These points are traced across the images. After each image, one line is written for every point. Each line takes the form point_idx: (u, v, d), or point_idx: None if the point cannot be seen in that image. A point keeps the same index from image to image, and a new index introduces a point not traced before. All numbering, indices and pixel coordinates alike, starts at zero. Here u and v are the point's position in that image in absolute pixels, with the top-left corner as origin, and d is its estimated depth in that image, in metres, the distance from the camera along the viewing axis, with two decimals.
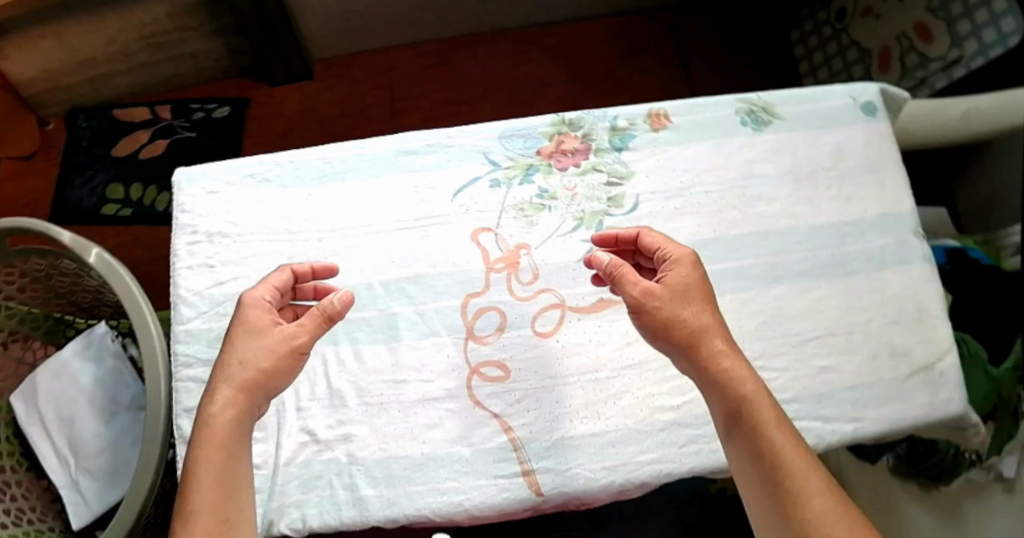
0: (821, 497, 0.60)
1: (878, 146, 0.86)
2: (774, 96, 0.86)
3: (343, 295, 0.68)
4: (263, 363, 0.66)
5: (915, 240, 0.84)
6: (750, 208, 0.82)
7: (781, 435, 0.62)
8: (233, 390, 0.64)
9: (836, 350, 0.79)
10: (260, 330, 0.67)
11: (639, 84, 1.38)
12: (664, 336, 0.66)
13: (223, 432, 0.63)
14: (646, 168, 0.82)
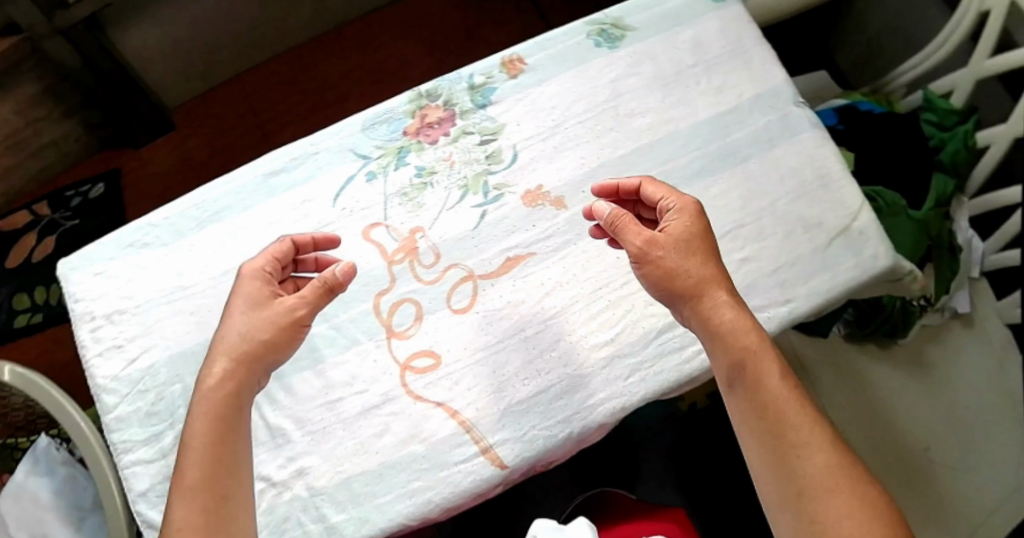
0: (824, 451, 0.61)
1: (735, 28, 0.85)
2: (620, 10, 0.85)
3: (343, 265, 0.68)
4: (263, 335, 0.67)
5: (796, 108, 0.83)
6: (627, 125, 0.81)
7: (786, 385, 0.64)
8: (229, 364, 0.66)
9: (750, 238, 0.79)
10: (260, 303, 0.68)
11: (504, 33, 1.35)
12: (672, 283, 0.68)
13: (219, 404, 0.64)
14: (515, 116, 0.81)
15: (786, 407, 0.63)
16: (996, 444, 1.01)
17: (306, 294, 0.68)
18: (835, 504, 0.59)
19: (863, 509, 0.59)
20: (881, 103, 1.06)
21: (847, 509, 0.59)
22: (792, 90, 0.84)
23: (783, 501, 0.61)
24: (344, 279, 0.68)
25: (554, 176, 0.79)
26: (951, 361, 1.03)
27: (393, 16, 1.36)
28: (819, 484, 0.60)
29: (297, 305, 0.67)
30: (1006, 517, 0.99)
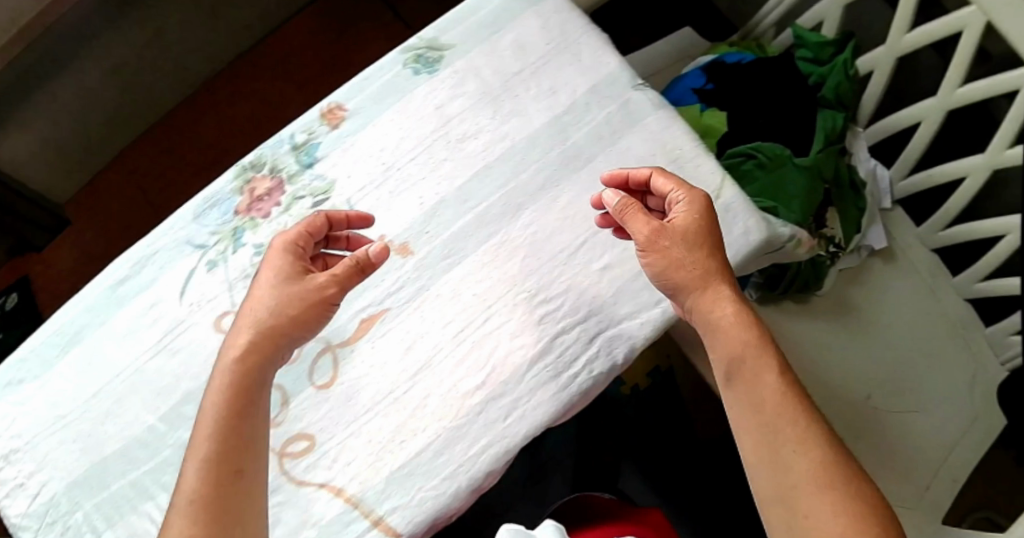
0: (814, 451, 0.61)
1: (557, 21, 0.80)
2: (434, 29, 0.80)
3: (377, 246, 0.66)
4: (291, 312, 0.66)
5: (636, 91, 0.78)
6: (459, 151, 0.77)
7: (782, 382, 0.63)
8: (251, 337, 0.65)
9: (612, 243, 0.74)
10: (291, 278, 0.67)
11: (373, 51, 1.33)
12: (681, 270, 0.67)
13: (242, 377, 0.64)
14: (345, 167, 0.77)
15: (780, 405, 0.63)
16: (944, 377, 0.97)
17: (339, 272, 0.67)
18: (823, 506, 0.59)
19: (854, 505, 0.59)
20: (751, 51, 1.00)
21: (835, 509, 0.59)
22: (629, 73, 0.79)
23: (775, 498, 0.61)
24: (377, 260, 0.66)
25: (395, 222, 0.75)
26: (878, 300, 0.99)
27: (266, 58, 1.33)
28: (809, 485, 0.60)
29: (328, 283, 0.66)
30: (968, 450, 0.95)
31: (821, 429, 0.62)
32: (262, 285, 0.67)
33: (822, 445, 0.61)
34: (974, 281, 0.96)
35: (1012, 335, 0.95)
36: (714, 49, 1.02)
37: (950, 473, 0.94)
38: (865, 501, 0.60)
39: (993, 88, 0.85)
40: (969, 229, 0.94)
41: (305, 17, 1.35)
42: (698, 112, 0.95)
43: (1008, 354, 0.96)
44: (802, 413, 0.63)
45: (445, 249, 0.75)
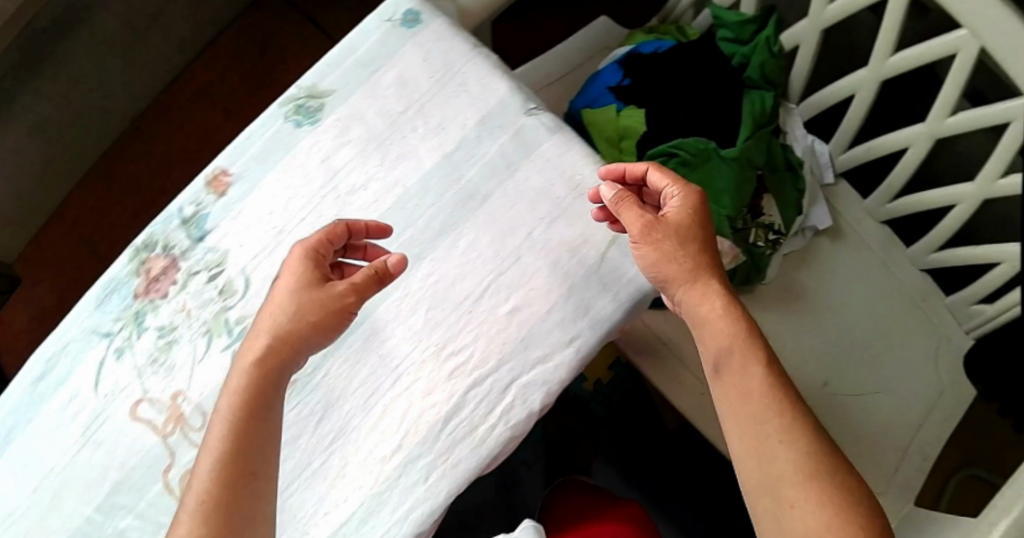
0: (794, 451, 0.60)
1: (439, 49, 0.75)
2: (312, 75, 0.75)
3: (395, 258, 0.66)
4: (311, 318, 0.65)
5: (530, 117, 0.73)
6: (351, 203, 0.73)
7: (769, 376, 0.62)
8: (266, 344, 0.66)
9: (517, 284, 0.71)
10: (309, 284, 0.67)
11: (295, 65, 1.29)
12: (672, 262, 0.66)
13: (259, 381, 0.65)
14: (236, 236, 0.74)
15: (767, 403, 0.62)
16: (904, 353, 0.93)
17: (358, 280, 0.66)
18: (799, 506, 0.58)
19: (834, 504, 0.58)
20: (669, 37, 0.95)
21: (813, 507, 0.58)
22: (520, 98, 0.74)
23: (764, 491, 0.60)
24: (395, 269, 0.66)
25: None
26: (828, 283, 0.95)
27: (194, 86, 1.30)
28: (787, 486, 0.59)
29: (347, 292, 0.66)
30: (937, 427, 0.91)
31: (807, 426, 0.61)
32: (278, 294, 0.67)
33: (805, 443, 0.60)
34: (929, 252, 0.90)
35: (974, 304, 0.90)
36: (630, 38, 0.96)
37: (918, 452, 0.90)
38: (848, 498, 0.58)
39: (923, 56, 0.80)
40: (915, 200, 0.88)
41: (228, 40, 1.31)
42: (615, 113, 0.89)
43: (971, 323, 0.91)
44: (787, 411, 0.61)
45: None
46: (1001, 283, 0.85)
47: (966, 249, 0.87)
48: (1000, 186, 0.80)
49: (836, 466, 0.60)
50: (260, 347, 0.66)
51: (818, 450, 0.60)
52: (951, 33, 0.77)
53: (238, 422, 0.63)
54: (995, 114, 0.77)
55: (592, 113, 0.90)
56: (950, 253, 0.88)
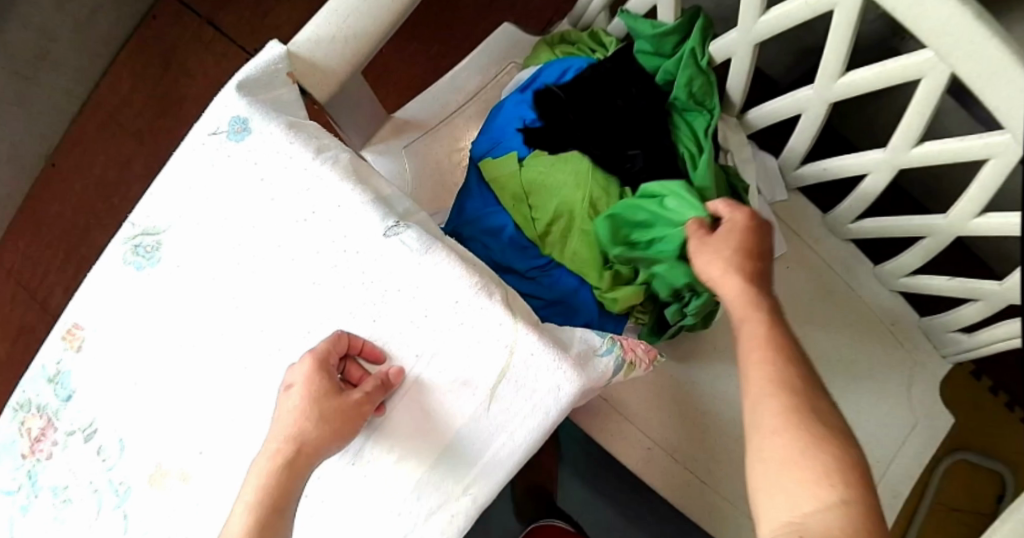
0: (779, 391, 0.58)
1: (277, 162, 0.64)
2: (147, 205, 0.66)
3: (396, 367, 0.62)
4: (328, 426, 0.60)
5: (391, 238, 0.63)
6: (212, 353, 0.66)
7: (770, 332, 0.61)
8: (282, 459, 0.59)
9: (392, 436, 0.63)
10: (320, 392, 0.61)
11: (203, 81, 1.18)
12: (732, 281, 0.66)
13: (274, 493, 0.58)
14: (101, 396, 0.68)
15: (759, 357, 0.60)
16: (873, 381, 0.83)
17: (369, 388, 0.61)
18: (776, 436, 0.55)
19: (809, 439, 0.54)
20: (584, 53, 0.81)
21: (786, 436, 0.55)
22: (376, 214, 0.63)
23: (761, 437, 0.56)
24: (399, 379, 0.62)
25: (169, 449, 0.66)
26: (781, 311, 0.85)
27: (102, 114, 1.19)
28: (763, 424, 0.57)
29: (365, 402, 0.61)
30: (909, 460, 0.81)
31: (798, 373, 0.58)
32: (291, 392, 0.62)
33: (790, 386, 0.57)
34: (902, 274, 0.79)
35: (950, 330, 0.79)
36: (536, 57, 0.83)
37: (887, 490, 0.81)
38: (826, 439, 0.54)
39: (883, 79, 0.65)
40: (882, 225, 0.76)
41: (130, 55, 1.18)
42: (518, 163, 0.78)
43: (949, 348, 0.81)
44: (773, 359, 0.59)
45: (220, 468, 0.65)
46: (982, 316, 0.74)
47: (941, 278, 0.75)
48: (975, 226, 0.67)
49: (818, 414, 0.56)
50: (268, 464, 0.59)
51: (808, 397, 0.57)
52: (912, 54, 0.61)
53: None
54: (966, 151, 0.63)
55: (493, 164, 0.79)
56: (923, 281, 0.77)
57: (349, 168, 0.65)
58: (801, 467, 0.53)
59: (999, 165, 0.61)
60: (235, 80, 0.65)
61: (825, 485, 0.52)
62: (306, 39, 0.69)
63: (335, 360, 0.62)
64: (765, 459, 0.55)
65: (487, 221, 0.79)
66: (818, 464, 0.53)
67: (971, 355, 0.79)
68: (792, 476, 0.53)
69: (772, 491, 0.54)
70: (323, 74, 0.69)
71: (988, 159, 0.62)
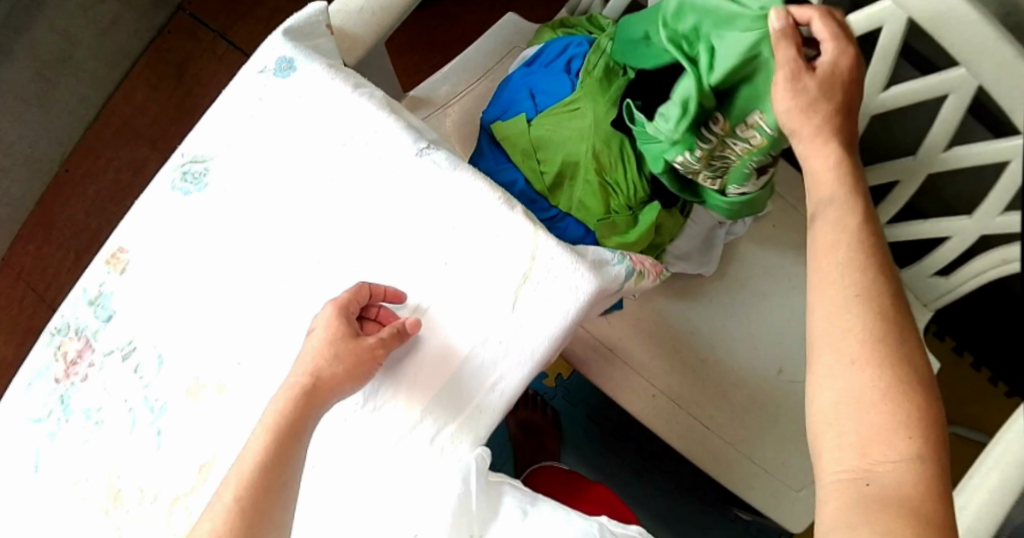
0: (865, 316, 0.56)
1: (320, 93, 0.73)
2: (199, 139, 0.76)
3: (411, 320, 0.67)
4: (343, 366, 0.64)
5: (423, 157, 0.71)
6: (254, 263, 0.72)
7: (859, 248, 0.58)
8: (301, 391, 0.64)
9: (402, 382, 0.68)
10: (338, 337, 0.65)
11: (215, 91, 1.26)
12: (807, 116, 0.63)
13: (288, 428, 0.63)
14: (140, 314, 0.73)
15: (839, 280, 0.57)
16: None
17: (384, 336, 0.66)
18: (858, 371, 0.54)
19: (896, 384, 0.53)
20: (583, 32, 0.90)
21: (871, 376, 0.54)
22: (409, 137, 0.72)
23: (838, 365, 0.55)
24: (414, 331, 0.67)
25: (205, 364, 0.71)
26: (770, 269, 0.93)
27: (116, 120, 1.26)
28: (839, 353, 0.55)
29: (378, 347, 0.65)
30: None
31: (881, 299, 0.56)
32: (314, 336, 0.66)
33: (869, 317, 0.55)
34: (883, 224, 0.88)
35: (931, 276, 0.89)
36: (540, 38, 0.92)
37: None
38: (905, 377, 0.54)
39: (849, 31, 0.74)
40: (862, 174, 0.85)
41: (146, 65, 1.27)
42: (526, 123, 0.86)
43: (929, 294, 0.90)
44: (855, 284, 0.57)
45: (255, 377, 0.70)
46: (957, 253, 0.84)
47: (917, 223, 0.84)
48: (943, 159, 0.75)
49: (901, 348, 0.54)
50: (289, 393, 0.64)
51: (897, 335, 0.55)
52: (873, 5, 0.71)
53: (263, 480, 0.61)
54: (927, 89, 0.72)
55: (503, 126, 0.87)
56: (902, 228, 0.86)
57: (383, 101, 0.73)
58: (878, 410, 0.53)
59: (959, 98, 0.70)
60: (283, 25, 0.75)
61: (905, 436, 0.52)
62: (340, 9, 0.79)
63: (355, 309, 0.67)
64: (835, 393, 0.55)
65: (500, 178, 0.87)
66: (900, 415, 0.53)
67: (949, 297, 0.89)
68: (871, 418, 0.53)
69: (842, 427, 0.54)
70: (353, 36, 0.79)
71: (947, 93, 0.71)
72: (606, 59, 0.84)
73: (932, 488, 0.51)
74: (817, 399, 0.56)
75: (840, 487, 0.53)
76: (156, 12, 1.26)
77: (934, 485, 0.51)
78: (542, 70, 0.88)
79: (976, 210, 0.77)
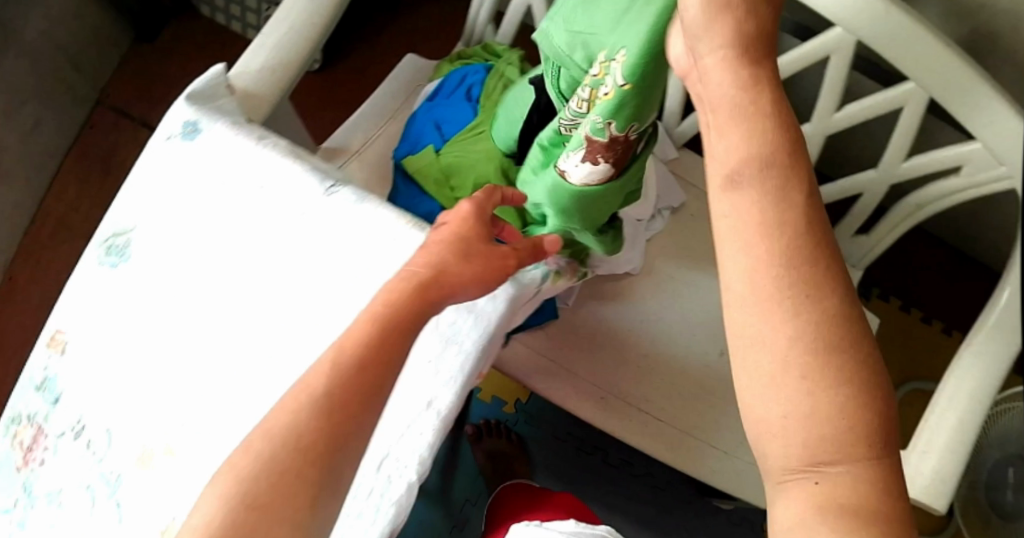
0: (807, 321, 0.50)
1: (226, 151, 0.75)
2: (117, 214, 0.78)
3: (552, 236, 0.69)
4: (477, 264, 0.64)
5: (332, 195, 0.74)
6: (186, 323, 0.74)
7: (797, 233, 0.51)
8: (421, 282, 0.62)
9: None
10: (477, 233, 0.66)
11: None
12: (720, 22, 0.55)
13: (351, 363, 0.59)
14: (86, 393, 0.75)
15: (774, 279, 0.50)
16: None
17: (520, 246, 0.67)
18: (804, 383, 0.49)
19: (846, 392, 0.49)
20: (479, 60, 0.95)
21: (822, 393, 0.49)
22: (316, 178, 0.75)
23: (779, 377, 0.50)
24: (551, 247, 0.69)
25: (152, 430, 0.73)
26: (697, 255, 0.96)
27: (52, 222, 1.26)
28: (784, 364, 0.50)
29: (512, 254, 0.66)
30: None
31: (822, 296, 0.50)
32: (445, 228, 0.66)
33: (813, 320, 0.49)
34: None
35: (853, 236, 0.92)
36: (439, 73, 0.96)
37: None
38: (850, 379, 0.49)
39: None
40: None
41: (73, 162, 1.28)
42: (435, 153, 0.88)
43: (856, 255, 0.92)
44: (796, 285, 0.50)
45: (201, 434, 0.72)
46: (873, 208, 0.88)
47: (829, 185, 0.89)
48: (837, 119, 0.84)
49: (847, 347, 0.49)
50: (390, 297, 0.61)
51: (842, 336, 0.49)
52: None
53: (340, 389, 0.58)
54: (811, 52, 0.80)
55: (414, 160, 0.89)
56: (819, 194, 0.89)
57: (288, 150, 0.76)
58: (832, 423, 0.49)
59: (838, 57, 0.79)
60: (184, 91, 0.77)
61: (861, 445, 0.49)
62: (242, 73, 0.81)
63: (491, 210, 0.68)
64: (780, 408, 0.50)
65: (420, 210, 0.89)
66: (852, 425, 0.49)
67: (875, 253, 0.92)
68: (822, 433, 0.49)
69: (788, 443, 0.50)
70: (258, 97, 0.81)
71: (829, 55, 0.80)
72: (505, 80, 0.89)
73: (890, 492, 0.49)
74: (758, 410, 0.51)
75: (785, 505, 0.50)
76: (76, 109, 1.28)
77: (891, 487, 0.49)
78: (445, 102, 0.92)
79: (882, 161, 0.84)
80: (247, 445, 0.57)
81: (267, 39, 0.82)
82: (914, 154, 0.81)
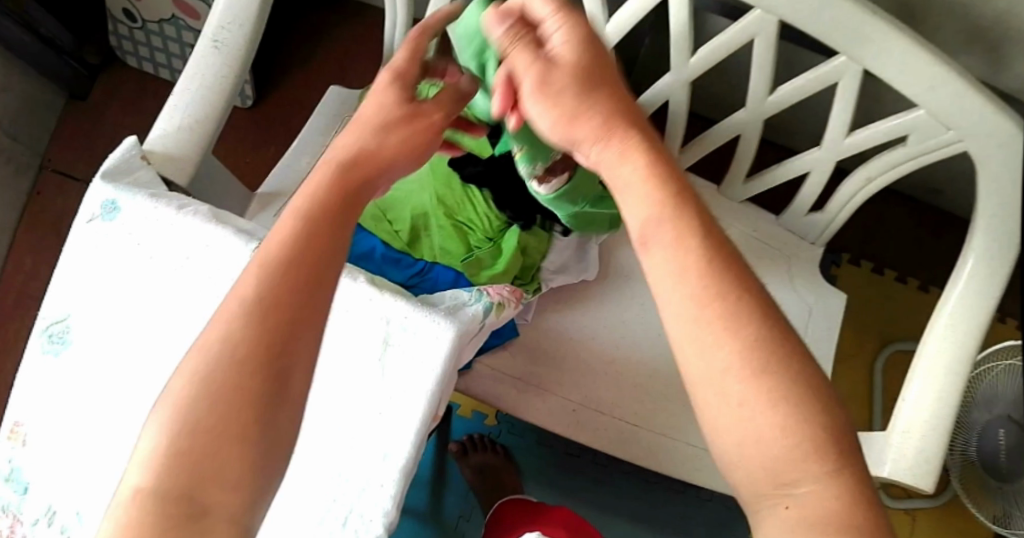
0: (741, 338, 0.45)
1: (149, 224, 0.74)
2: (52, 300, 0.76)
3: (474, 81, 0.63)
4: (400, 138, 0.59)
5: None
6: (134, 403, 0.72)
7: (707, 255, 0.47)
8: (347, 171, 0.57)
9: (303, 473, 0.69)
10: (399, 98, 0.60)
11: None
12: (580, 113, 0.52)
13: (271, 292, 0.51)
14: (53, 481, 0.72)
15: (709, 294, 0.46)
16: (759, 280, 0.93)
17: (444, 101, 0.61)
18: (746, 400, 0.45)
19: (796, 408, 0.44)
20: None
21: (770, 408, 0.44)
22: (244, 240, 0.73)
23: (730, 397, 0.45)
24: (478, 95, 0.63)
25: None
26: None
27: (13, 293, 1.24)
28: (728, 382, 0.45)
29: (438, 114, 0.61)
30: (815, 343, 0.91)
31: (757, 308, 0.46)
32: (367, 100, 0.60)
33: (760, 336, 0.45)
34: (740, 181, 0.91)
35: (807, 214, 0.90)
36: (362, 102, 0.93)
37: None
38: (805, 392, 0.45)
39: (638, 15, 0.78)
40: (703, 141, 0.87)
41: (26, 231, 1.27)
42: None
43: (814, 232, 0.91)
44: (725, 298, 0.46)
45: None
46: (822, 187, 0.85)
47: (775, 169, 0.86)
48: (770, 104, 0.80)
49: (787, 360, 0.45)
50: (311, 194, 0.55)
51: (778, 346, 0.45)
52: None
53: (272, 285, 0.51)
54: (733, 41, 0.75)
55: None
56: (764, 178, 0.88)
57: (210, 214, 0.74)
58: (787, 441, 0.44)
59: (763, 39, 0.74)
60: (99, 170, 0.75)
61: (818, 459, 0.44)
62: (157, 137, 0.77)
63: (416, 64, 0.61)
64: (732, 426, 0.45)
65: (359, 247, 0.86)
66: (812, 438, 0.44)
67: (832, 229, 0.90)
68: (777, 447, 0.44)
69: (752, 465, 0.45)
70: (178, 161, 0.77)
71: (754, 38, 0.75)
72: None
73: (861, 498, 0.44)
74: (717, 432, 0.46)
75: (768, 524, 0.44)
76: (20, 177, 1.27)
77: (863, 494, 0.44)
78: None
79: (825, 139, 0.80)
80: (189, 374, 0.49)
81: (180, 98, 0.78)
82: (856, 129, 0.77)
